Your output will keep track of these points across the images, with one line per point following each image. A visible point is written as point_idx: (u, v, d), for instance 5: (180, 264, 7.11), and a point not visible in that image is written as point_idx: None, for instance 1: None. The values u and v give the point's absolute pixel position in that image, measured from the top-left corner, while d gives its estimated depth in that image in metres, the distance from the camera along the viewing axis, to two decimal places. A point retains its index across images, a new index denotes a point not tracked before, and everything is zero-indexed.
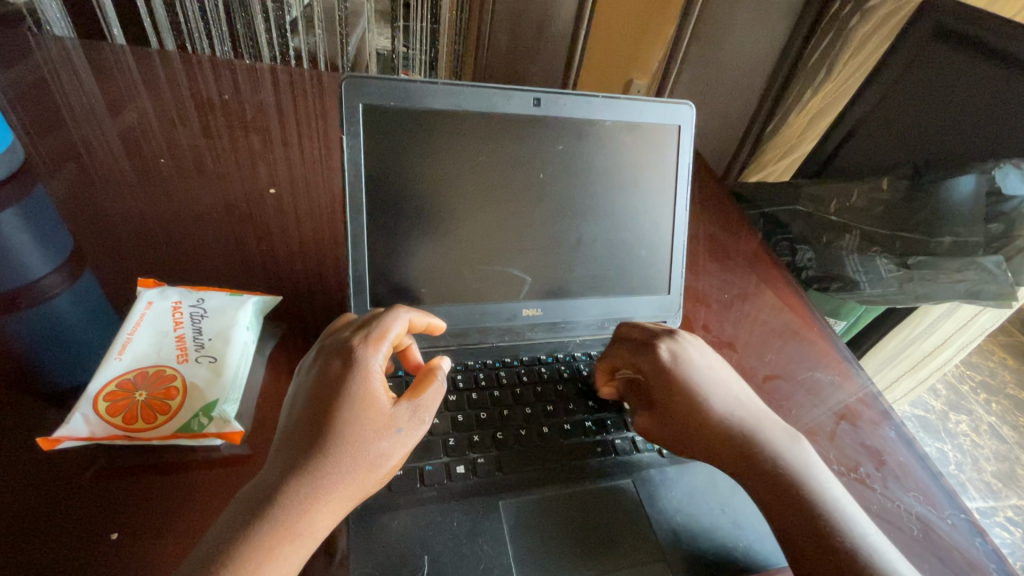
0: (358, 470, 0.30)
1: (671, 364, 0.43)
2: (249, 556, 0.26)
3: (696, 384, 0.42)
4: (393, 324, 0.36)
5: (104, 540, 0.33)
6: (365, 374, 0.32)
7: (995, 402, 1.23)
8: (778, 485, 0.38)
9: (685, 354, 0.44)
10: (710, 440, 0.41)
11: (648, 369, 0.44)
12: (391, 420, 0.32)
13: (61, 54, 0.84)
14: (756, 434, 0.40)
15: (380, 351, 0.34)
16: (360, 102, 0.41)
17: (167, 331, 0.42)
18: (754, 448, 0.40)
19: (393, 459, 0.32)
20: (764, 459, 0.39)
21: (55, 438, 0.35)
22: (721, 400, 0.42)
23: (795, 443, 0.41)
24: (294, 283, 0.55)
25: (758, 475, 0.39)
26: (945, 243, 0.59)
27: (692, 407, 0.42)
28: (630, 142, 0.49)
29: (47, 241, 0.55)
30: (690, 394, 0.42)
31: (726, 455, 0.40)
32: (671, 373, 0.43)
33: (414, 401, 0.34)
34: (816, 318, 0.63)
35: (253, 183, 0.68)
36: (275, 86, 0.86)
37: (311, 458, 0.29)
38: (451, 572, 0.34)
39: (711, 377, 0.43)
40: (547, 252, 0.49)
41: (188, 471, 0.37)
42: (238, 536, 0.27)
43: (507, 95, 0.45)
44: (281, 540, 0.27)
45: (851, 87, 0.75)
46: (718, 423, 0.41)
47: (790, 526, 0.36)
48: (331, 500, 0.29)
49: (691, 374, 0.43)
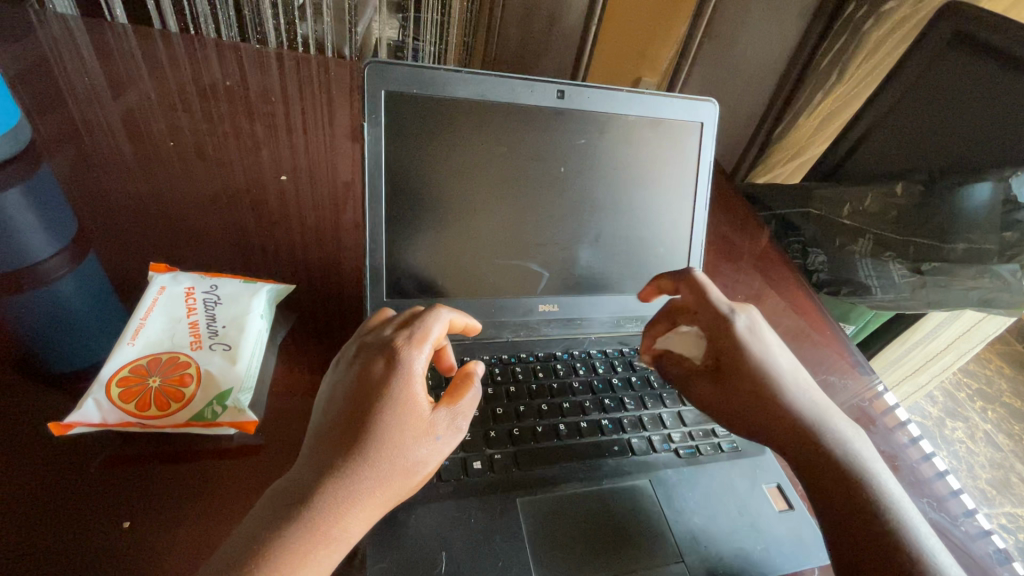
0: (395, 476, 0.29)
1: (747, 335, 0.44)
2: (283, 560, 0.25)
3: (769, 361, 0.43)
4: (434, 325, 0.35)
5: (116, 528, 0.33)
6: (409, 378, 0.31)
7: (992, 410, 1.23)
8: (839, 472, 0.38)
9: (761, 330, 0.45)
10: (772, 414, 0.41)
11: (717, 331, 0.44)
12: (430, 427, 0.31)
13: (65, 34, 0.82)
14: (826, 421, 0.41)
15: (423, 353, 0.33)
16: (381, 89, 0.40)
17: (181, 317, 0.41)
18: (821, 437, 0.40)
19: (429, 466, 0.31)
20: (827, 444, 0.39)
21: (67, 423, 0.34)
22: (790, 382, 0.43)
23: (864, 439, 0.41)
24: (305, 273, 0.54)
25: (819, 460, 0.39)
26: (958, 250, 0.59)
27: (761, 380, 0.42)
28: (651, 138, 0.49)
29: (50, 223, 0.54)
30: (763, 366, 0.43)
31: (784, 432, 0.40)
32: (748, 340, 0.44)
33: (452, 408, 0.33)
34: (829, 321, 0.63)
35: (263, 170, 0.67)
36: (283, 72, 0.85)
37: (349, 462, 0.28)
38: (468, 571, 0.34)
39: (784, 359, 0.44)
40: (565, 247, 0.48)
41: (202, 459, 0.36)
42: (270, 538, 0.26)
43: (531, 86, 0.44)
44: (315, 545, 0.26)
45: (863, 91, 0.74)
46: (795, 398, 0.42)
47: (851, 510, 0.36)
48: (365, 505, 0.28)
49: (763, 349, 0.44)
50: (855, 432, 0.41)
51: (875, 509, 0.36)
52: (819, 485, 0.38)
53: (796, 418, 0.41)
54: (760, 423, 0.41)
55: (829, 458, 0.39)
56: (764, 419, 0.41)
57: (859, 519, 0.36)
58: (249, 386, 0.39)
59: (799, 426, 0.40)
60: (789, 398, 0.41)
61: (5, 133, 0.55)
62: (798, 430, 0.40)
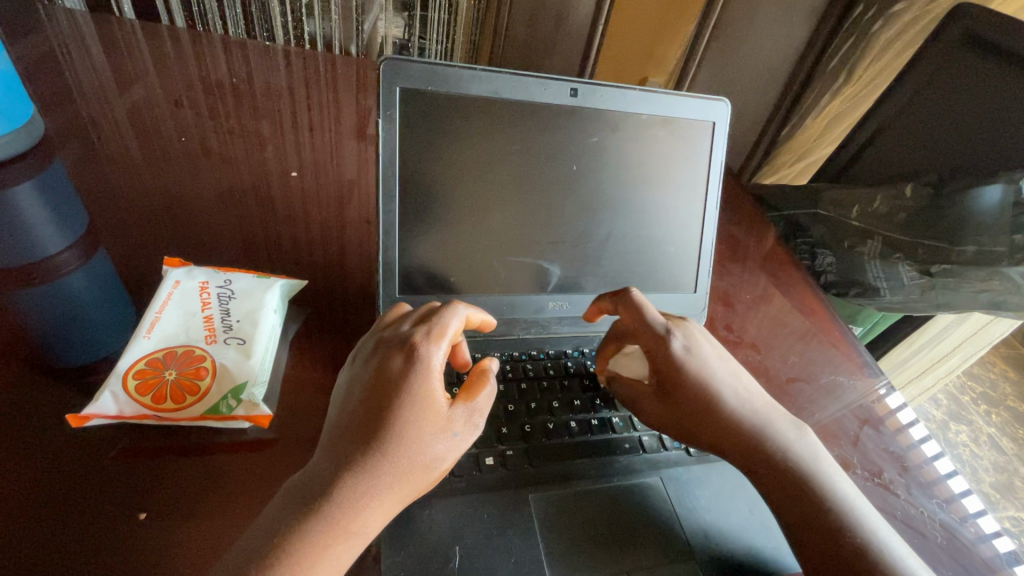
0: (413, 472, 0.30)
1: (684, 356, 0.42)
2: (304, 553, 0.26)
3: (708, 376, 0.42)
4: (452, 320, 0.35)
5: (132, 519, 0.33)
6: (427, 373, 0.31)
7: (995, 414, 1.23)
8: (786, 478, 0.39)
9: (695, 344, 0.43)
10: (716, 428, 0.41)
11: (654, 353, 0.43)
12: (448, 423, 0.32)
13: (73, 29, 0.82)
14: (767, 427, 0.41)
15: (441, 349, 0.33)
16: (397, 86, 0.40)
17: (195, 311, 0.41)
18: (766, 444, 0.40)
19: (447, 462, 0.32)
20: (773, 452, 0.40)
21: (85, 415, 0.35)
22: (732, 393, 0.42)
23: (807, 437, 0.42)
24: (316, 269, 0.54)
25: (767, 466, 0.40)
26: (967, 253, 0.58)
27: (703, 400, 0.41)
28: (663, 136, 0.49)
29: (62, 217, 0.54)
30: (701, 385, 0.42)
31: (730, 443, 0.41)
32: (686, 362, 0.42)
33: (470, 404, 0.33)
34: (837, 322, 0.63)
35: (272, 166, 0.68)
36: (290, 69, 0.85)
37: (368, 457, 0.29)
38: (482, 565, 0.34)
39: (722, 370, 0.43)
40: (576, 245, 0.48)
41: (217, 452, 0.37)
42: (291, 531, 0.26)
43: (545, 83, 0.44)
44: (334, 539, 0.27)
45: (875, 89, 0.74)
46: (733, 411, 0.41)
47: (799, 515, 0.38)
48: (384, 499, 0.29)
49: (701, 367, 0.42)
50: (797, 430, 0.42)
51: (823, 514, 0.37)
52: (770, 490, 0.39)
53: (739, 428, 0.41)
54: (705, 439, 0.41)
55: (776, 466, 0.39)
56: (709, 434, 0.41)
57: (807, 525, 0.37)
58: (263, 379, 0.40)
59: (744, 437, 0.41)
60: (732, 410, 0.41)
61: (18, 127, 0.56)
62: (743, 441, 0.41)
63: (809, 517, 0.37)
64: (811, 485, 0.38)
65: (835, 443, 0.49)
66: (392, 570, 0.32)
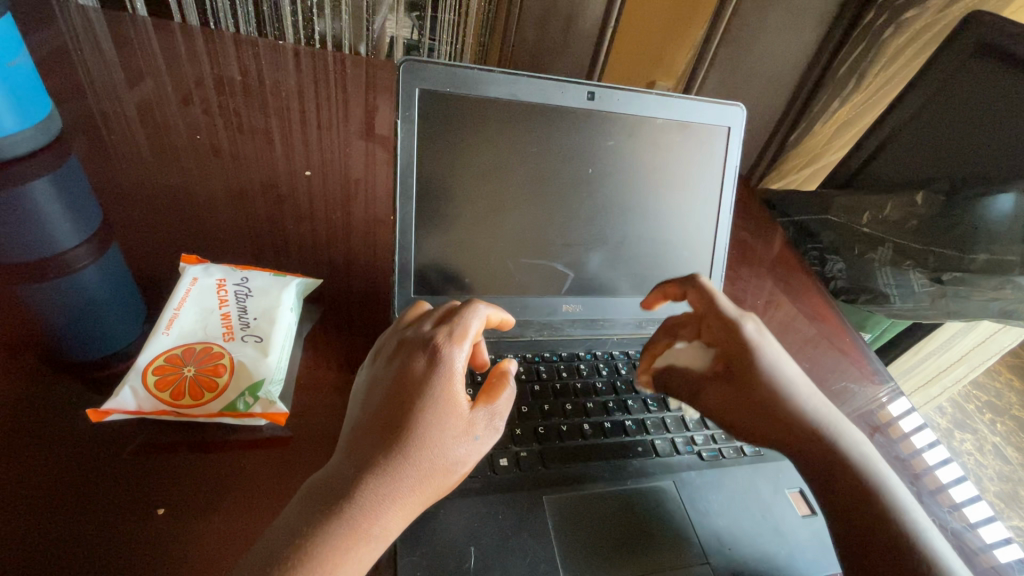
0: (435, 475, 0.30)
1: (754, 343, 0.44)
2: (327, 555, 0.26)
3: (773, 368, 0.44)
4: (472, 321, 0.35)
5: (150, 515, 0.33)
6: (449, 375, 0.32)
7: (1000, 422, 1.22)
8: (848, 475, 0.39)
9: (765, 336, 0.45)
10: (783, 420, 0.42)
11: (725, 337, 0.45)
12: (469, 426, 0.32)
13: (86, 26, 0.83)
14: (827, 426, 0.42)
15: (463, 351, 0.33)
16: (416, 87, 0.41)
17: (213, 308, 0.42)
18: (835, 442, 0.41)
19: (467, 465, 0.32)
20: (842, 449, 0.41)
21: (104, 410, 0.35)
22: (800, 388, 0.44)
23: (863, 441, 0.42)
24: (329, 268, 0.55)
25: (830, 461, 0.40)
26: (977, 261, 0.58)
27: (770, 387, 0.43)
28: (678, 141, 0.49)
29: (77, 213, 0.55)
30: (768, 373, 0.43)
31: (795, 435, 0.42)
32: (756, 347, 0.44)
33: (490, 407, 0.33)
34: (848, 328, 0.63)
35: (284, 165, 0.68)
36: (301, 68, 0.86)
37: (390, 459, 0.29)
38: (496, 565, 0.34)
39: (787, 365, 0.45)
40: (590, 247, 0.48)
41: (232, 449, 0.37)
42: (314, 532, 0.26)
43: (562, 87, 0.45)
44: (355, 542, 0.27)
45: (882, 98, 0.74)
46: (797, 404, 0.42)
47: (859, 507, 0.38)
48: (406, 501, 0.29)
49: (769, 354, 0.44)
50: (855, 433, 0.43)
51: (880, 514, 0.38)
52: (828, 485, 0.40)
53: (806, 422, 0.42)
54: (769, 428, 0.42)
55: (840, 461, 0.40)
56: (776, 422, 0.42)
57: (867, 518, 0.37)
58: (279, 378, 0.40)
59: (804, 429, 0.42)
60: (796, 402, 0.43)
61: (35, 123, 0.56)
62: (810, 434, 0.41)
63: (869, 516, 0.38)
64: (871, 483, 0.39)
65: None
66: (408, 568, 0.32)
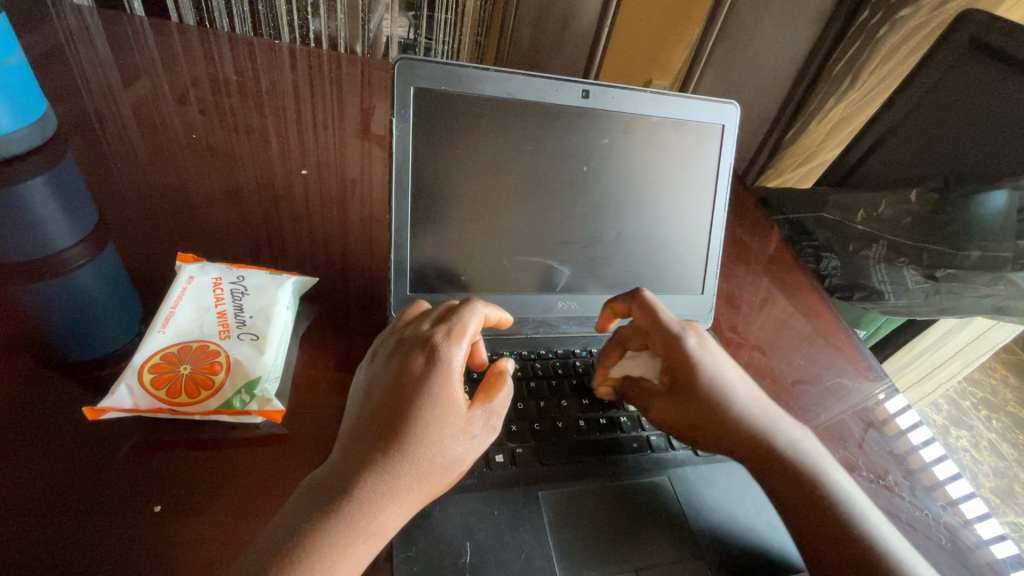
0: (433, 473, 0.30)
1: (696, 357, 0.43)
2: (324, 552, 0.26)
3: (718, 380, 0.43)
4: (471, 320, 0.35)
5: (147, 513, 0.33)
6: (447, 374, 0.32)
7: (996, 419, 1.23)
8: (797, 478, 0.40)
9: (708, 346, 0.44)
10: (728, 429, 0.42)
11: (668, 353, 0.43)
12: (468, 425, 0.32)
13: (81, 25, 0.83)
14: (776, 428, 0.42)
15: (461, 350, 0.33)
16: (411, 85, 0.41)
17: (209, 307, 0.42)
18: (778, 443, 0.41)
19: (465, 463, 0.32)
20: (783, 453, 0.41)
21: (100, 408, 0.35)
22: (742, 395, 0.43)
23: (809, 437, 0.43)
24: (325, 267, 0.55)
25: (776, 463, 0.40)
26: (972, 257, 0.59)
27: (714, 402, 0.42)
28: (673, 138, 0.49)
29: (73, 213, 0.55)
30: (712, 386, 0.42)
31: (740, 442, 0.41)
32: (698, 362, 0.43)
33: (488, 406, 0.34)
34: (843, 325, 0.63)
35: (281, 164, 0.68)
36: (297, 68, 0.86)
37: (389, 457, 0.29)
38: (492, 560, 0.34)
39: (731, 372, 0.44)
40: (585, 245, 0.48)
41: (229, 448, 0.37)
42: (312, 530, 0.26)
43: (557, 85, 0.45)
44: (353, 540, 0.27)
45: (874, 99, 0.73)
46: (742, 411, 0.42)
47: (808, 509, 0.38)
48: (403, 499, 0.29)
49: (714, 367, 0.43)
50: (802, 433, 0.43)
51: (832, 517, 0.38)
52: (779, 487, 0.40)
53: (750, 429, 0.41)
54: (719, 439, 0.42)
55: (786, 465, 0.40)
56: (718, 435, 0.42)
57: (820, 519, 0.38)
58: (275, 376, 0.40)
59: (751, 435, 0.41)
60: (739, 409, 0.42)
61: (31, 122, 0.56)
62: (753, 442, 0.41)
63: (825, 518, 0.38)
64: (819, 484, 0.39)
65: (841, 446, 0.49)
66: (404, 564, 0.33)
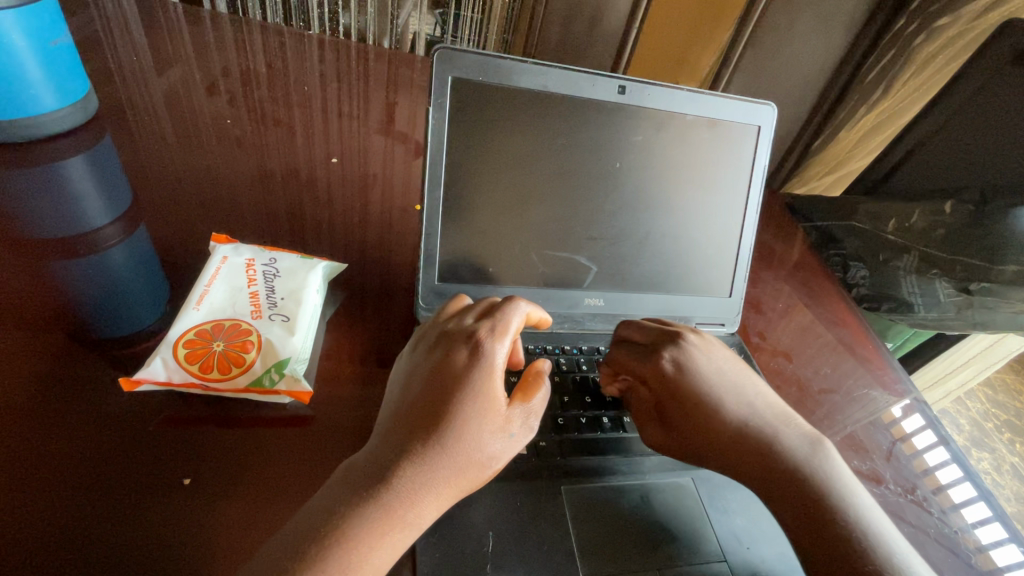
0: (470, 468, 0.30)
1: (676, 373, 0.42)
2: (362, 537, 0.26)
3: (705, 391, 0.41)
4: (513, 318, 0.35)
5: (178, 486, 0.34)
6: (490, 369, 0.32)
7: (1020, 443, 1.20)
8: (781, 470, 0.38)
9: (689, 360, 0.43)
10: (715, 440, 0.40)
11: (650, 376, 0.43)
12: (506, 423, 0.32)
13: (118, 13, 0.84)
14: (776, 439, 0.40)
15: (504, 346, 0.33)
16: (449, 75, 0.41)
17: (241, 287, 0.43)
18: (781, 452, 0.39)
19: (500, 461, 0.32)
20: (786, 459, 0.39)
21: (136, 379, 0.36)
22: (731, 403, 0.41)
23: (825, 449, 0.40)
24: (353, 255, 0.56)
25: (778, 474, 0.38)
26: (1008, 272, 0.57)
27: (707, 419, 0.41)
28: (708, 138, 0.49)
29: (107, 193, 0.56)
30: (702, 403, 0.41)
31: (738, 454, 0.39)
32: (677, 382, 0.42)
33: (526, 405, 0.34)
34: (871, 336, 0.62)
35: (310, 153, 0.69)
36: (325, 59, 0.87)
37: (428, 448, 0.29)
38: (512, 551, 0.34)
39: (721, 383, 0.42)
40: (613, 241, 0.48)
41: (259, 427, 0.38)
42: (350, 514, 0.27)
43: (592, 79, 0.45)
44: (391, 527, 0.27)
45: (911, 105, 0.72)
46: (735, 424, 0.40)
47: (796, 508, 0.37)
48: (439, 492, 0.29)
49: (702, 382, 0.42)
50: (813, 444, 0.40)
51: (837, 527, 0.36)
52: (784, 501, 0.38)
53: (749, 436, 0.40)
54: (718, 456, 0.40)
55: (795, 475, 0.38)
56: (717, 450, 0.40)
57: (815, 527, 0.36)
58: (305, 358, 0.40)
59: (754, 444, 0.39)
60: (723, 420, 0.40)
61: (73, 102, 0.57)
62: (752, 450, 0.39)
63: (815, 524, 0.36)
64: (806, 483, 0.38)
65: (866, 457, 0.49)
66: (425, 549, 0.33)
